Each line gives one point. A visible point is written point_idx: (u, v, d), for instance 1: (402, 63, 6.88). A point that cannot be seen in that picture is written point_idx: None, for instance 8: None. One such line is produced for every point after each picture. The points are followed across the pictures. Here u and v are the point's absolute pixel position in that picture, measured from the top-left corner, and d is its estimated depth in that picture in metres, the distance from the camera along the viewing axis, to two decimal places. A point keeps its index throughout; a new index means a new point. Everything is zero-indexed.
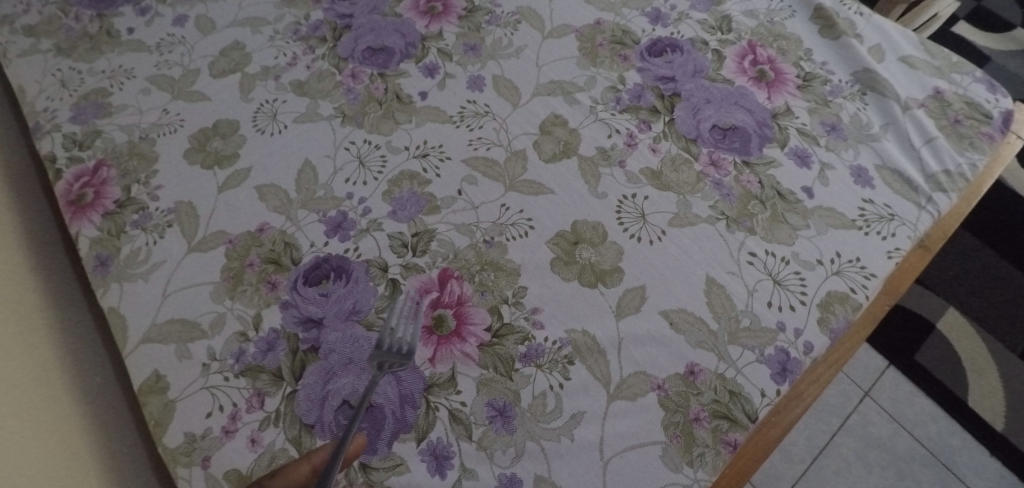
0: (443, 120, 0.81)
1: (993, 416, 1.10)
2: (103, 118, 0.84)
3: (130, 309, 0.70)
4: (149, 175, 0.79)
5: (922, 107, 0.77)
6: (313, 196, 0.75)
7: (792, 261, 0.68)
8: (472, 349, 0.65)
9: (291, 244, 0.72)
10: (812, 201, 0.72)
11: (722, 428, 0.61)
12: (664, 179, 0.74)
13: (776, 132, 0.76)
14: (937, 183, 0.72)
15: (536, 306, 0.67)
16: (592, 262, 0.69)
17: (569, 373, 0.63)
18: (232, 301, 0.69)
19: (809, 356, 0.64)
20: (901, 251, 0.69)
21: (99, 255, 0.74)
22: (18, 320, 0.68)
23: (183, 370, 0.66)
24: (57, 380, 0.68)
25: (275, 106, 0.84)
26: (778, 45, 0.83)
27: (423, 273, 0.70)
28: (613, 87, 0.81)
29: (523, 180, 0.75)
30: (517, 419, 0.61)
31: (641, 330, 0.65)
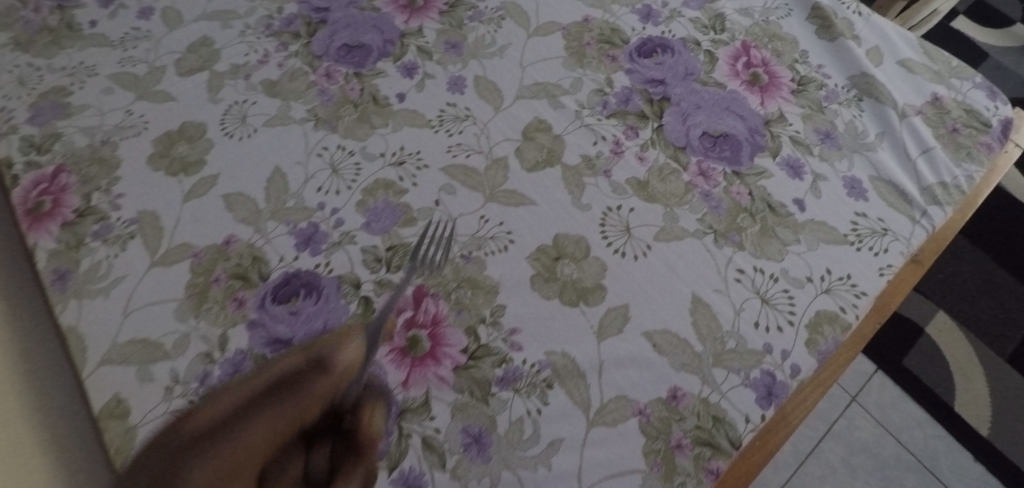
0: (421, 124, 0.77)
1: (979, 421, 1.09)
2: (63, 119, 0.80)
3: (90, 328, 0.67)
4: (111, 182, 0.75)
5: (920, 114, 0.74)
6: (283, 207, 0.72)
7: (781, 278, 0.65)
8: (447, 371, 0.62)
9: (259, 258, 0.69)
10: (803, 215, 0.69)
11: (704, 456, 0.59)
12: (651, 190, 0.71)
13: (768, 140, 0.73)
14: (933, 196, 0.70)
15: (515, 326, 0.64)
16: (574, 279, 0.66)
17: (548, 398, 0.61)
18: (197, 320, 0.66)
19: (796, 379, 0.62)
20: (894, 267, 0.66)
21: (58, 268, 0.71)
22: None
23: (145, 393, 0.63)
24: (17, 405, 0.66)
25: (244, 107, 0.79)
26: (773, 47, 0.80)
27: (397, 290, 0.66)
28: (600, 90, 0.78)
29: (503, 190, 0.72)
30: (492, 446, 0.59)
31: (623, 352, 0.63)
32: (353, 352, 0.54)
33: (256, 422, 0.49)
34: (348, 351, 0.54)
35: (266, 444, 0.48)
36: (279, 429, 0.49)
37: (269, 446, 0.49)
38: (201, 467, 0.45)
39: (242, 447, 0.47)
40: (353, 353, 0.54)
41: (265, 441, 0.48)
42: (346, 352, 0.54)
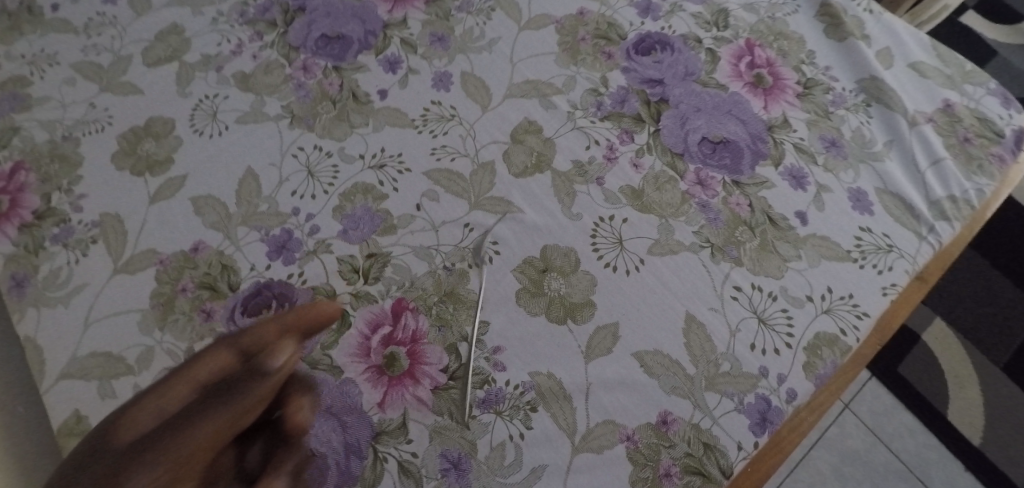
0: (404, 123, 0.72)
1: (971, 430, 1.08)
2: (22, 112, 0.75)
3: (50, 340, 0.63)
4: (72, 181, 0.71)
5: (931, 122, 0.70)
6: (256, 211, 0.68)
7: (780, 297, 0.62)
8: (426, 392, 0.59)
9: (229, 266, 0.65)
10: (805, 229, 0.66)
11: (694, 484, 0.56)
12: (645, 199, 0.67)
13: (770, 147, 0.69)
14: (941, 211, 0.66)
15: (498, 344, 0.61)
16: (563, 295, 0.63)
17: (532, 422, 0.58)
18: (162, 332, 0.62)
19: (792, 404, 0.59)
20: (898, 287, 0.63)
21: (15, 274, 0.66)
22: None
23: (106, 410, 0.59)
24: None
25: (216, 102, 0.75)
26: (779, 46, 0.75)
27: (375, 304, 0.63)
28: (594, 89, 0.74)
29: (489, 197, 0.68)
30: (472, 472, 0.56)
31: (612, 374, 0.59)
32: (287, 357, 0.42)
33: (181, 440, 0.37)
34: (279, 355, 0.42)
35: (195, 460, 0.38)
36: (210, 444, 0.39)
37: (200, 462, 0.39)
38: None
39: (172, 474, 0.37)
40: (287, 355, 0.42)
41: (196, 460, 0.38)
42: (278, 354, 0.42)
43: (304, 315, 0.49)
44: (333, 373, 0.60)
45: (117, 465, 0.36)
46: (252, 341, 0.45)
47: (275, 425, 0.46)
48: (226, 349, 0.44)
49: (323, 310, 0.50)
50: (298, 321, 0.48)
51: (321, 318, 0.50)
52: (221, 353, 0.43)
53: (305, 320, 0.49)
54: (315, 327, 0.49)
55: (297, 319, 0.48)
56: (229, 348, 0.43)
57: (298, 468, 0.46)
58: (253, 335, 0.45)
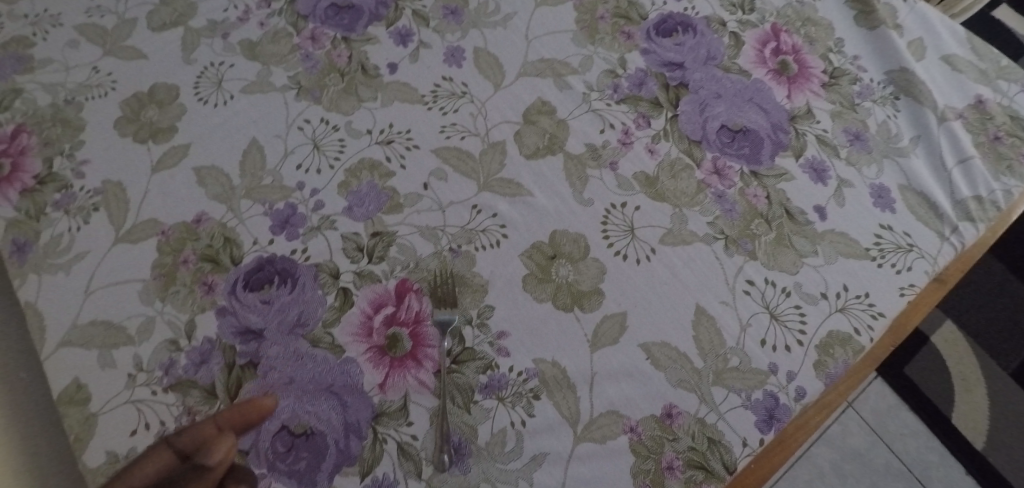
0: (413, 99, 0.70)
1: (975, 434, 1.06)
2: (25, 74, 0.74)
3: (49, 306, 0.62)
4: (74, 146, 0.69)
5: (960, 118, 0.68)
6: (259, 184, 0.66)
7: (793, 293, 0.61)
8: (428, 376, 0.58)
9: (232, 239, 0.64)
10: (823, 224, 0.64)
11: (696, 479, 0.55)
12: (659, 187, 0.65)
13: (792, 138, 0.67)
14: (965, 211, 0.64)
15: (503, 329, 0.59)
16: (570, 282, 0.61)
17: (534, 410, 0.57)
18: (163, 303, 0.61)
19: (800, 403, 0.57)
20: (916, 287, 0.61)
21: (15, 238, 0.65)
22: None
23: (106, 380, 0.59)
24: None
25: (221, 70, 0.73)
26: (806, 32, 0.73)
27: (379, 283, 0.62)
28: (611, 71, 0.71)
29: (499, 178, 0.66)
30: (471, 457, 0.55)
31: (617, 364, 0.58)
32: (226, 451, 0.41)
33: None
34: (218, 449, 0.41)
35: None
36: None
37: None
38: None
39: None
40: (226, 448, 0.41)
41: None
42: (215, 450, 0.41)
43: (236, 415, 0.48)
44: (334, 351, 0.59)
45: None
46: (188, 440, 0.46)
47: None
48: (165, 448, 0.46)
49: (260, 403, 0.49)
50: (233, 419, 0.48)
51: (253, 415, 0.49)
52: (161, 453, 0.46)
53: (240, 416, 0.49)
54: (250, 420, 0.49)
55: (234, 415, 0.48)
56: (167, 447, 0.46)
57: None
58: (190, 433, 0.46)
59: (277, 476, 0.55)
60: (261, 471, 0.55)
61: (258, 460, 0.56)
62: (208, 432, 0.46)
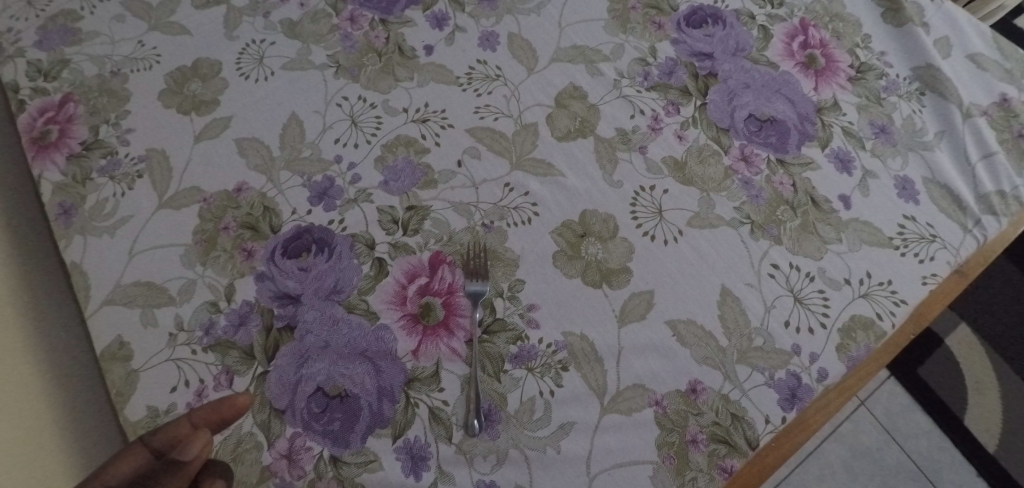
0: (449, 80, 0.72)
1: (987, 436, 1.07)
2: (72, 46, 0.76)
3: (94, 267, 0.64)
4: (120, 115, 0.72)
5: (985, 115, 0.70)
6: (298, 157, 0.68)
7: (817, 278, 0.62)
8: (460, 345, 0.60)
9: (271, 209, 0.66)
10: (848, 213, 0.65)
11: (719, 453, 0.56)
12: (688, 172, 0.67)
13: (818, 129, 0.69)
14: (988, 205, 0.66)
15: (533, 302, 0.61)
16: (599, 259, 0.63)
17: (563, 380, 0.58)
18: (203, 267, 0.64)
19: (822, 384, 0.59)
20: (938, 277, 0.63)
21: (62, 202, 0.68)
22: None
23: (148, 338, 0.61)
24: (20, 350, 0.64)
25: (262, 48, 0.75)
26: (834, 27, 0.74)
27: (413, 255, 0.63)
28: (642, 59, 0.73)
29: (530, 159, 0.68)
30: (501, 424, 0.57)
31: (644, 340, 0.60)
32: (200, 448, 0.42)
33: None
34: (193, 447, 0.42)
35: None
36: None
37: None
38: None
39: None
40: (201, 444, 0.42)
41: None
42: (190, 447, 0.42)
43: (210, 414, 0.47)
44: (369, 318, 0.61)
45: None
46: (163, 440, 0.45)
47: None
48: (140, 447, 0.44)
49: (236, 401, 0.48)
50: (208, 418, 0.47)
51: (230, 413, 0.47)
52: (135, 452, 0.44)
53: (215, 414, 0.47)
54: (226, 419, 0.48)
55: (210, 413, 0.47)
56: (142, 447, 0.44)
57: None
58: (166, 430, 0.46)
59: (312, 436, 0.57)
60: (297, 430, 0.57)
61: (294, 420, 0.58)
62: (185, 430, 0.46)
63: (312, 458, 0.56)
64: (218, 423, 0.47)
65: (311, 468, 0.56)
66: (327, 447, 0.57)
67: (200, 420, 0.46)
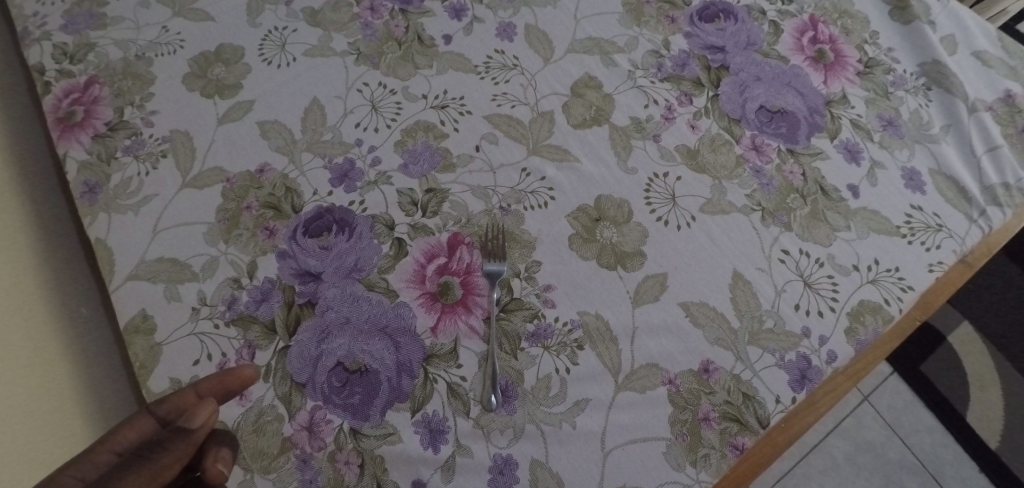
0: (467, 69, 0.74)
1: (988, 433, 1.09)
2: (98, 30, 0.77)
3: (118, 243, 0.66)
4: (144, 98, 0.73)
5: (990, 110, 0.72)
6: (319, 139, 0.70)
7: (826, 263, 0.64)
8: (477, 322, 0.61)
9: (292, 189, 0.67)
10: (856, 201, 0.67)
11: (730, 431, 0.58)
12: (700, 160, 0.68)
13: (827, 121, 0.70)
14: (994, 196, 0.68)
15: (549, 283, 0.63)
16: (614, 243, 0.65)
17: (578, 358, 0.60)
18: (226, 244, 0.65)
19: (831, 366, 0.60)
20: (944, 264, 0.64)
21: (87, 180, 0.69)
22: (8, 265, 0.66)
23: (171, 312, 0.63)
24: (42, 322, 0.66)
25: (284, 35, 0.76)
26: (843, 24, 0.76)
27: (432, 236, 0.65)
28: (656, 51, 0.74)
29: (547, 145, 0.69)
30: (517, 400, 0.58)
31: (657, 320, 0.61)
32: (208, 413, 0.41)
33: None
34: (200, 412, 0.41)
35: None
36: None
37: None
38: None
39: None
40: (207, 413, 0.41)
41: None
42: (197, 413, 0.41)
43: (215, 385, 0.47)
44: (388, 296, 0.62)
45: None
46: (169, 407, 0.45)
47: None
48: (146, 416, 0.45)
49: (240, 372, 0.47)
50: (213, 389, 0.47)
51: (233, 385, 0.47)
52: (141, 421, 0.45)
53: (220, 386, 0.47)
54: (230, 391, 0.48)
55: (213, 383, 0.47)
56: (148, 415, 0.44)
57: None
58: (171, 399, 0.45)
59: (332, 409, 0.58)
60: (317, 403, 0.58)
61: (314, 393, 0.59)
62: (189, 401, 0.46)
63: (332, 430, 0.58)
64: (221, 395, 0.47)
65: (331, 440, 0.57)
66: (347, 420, 0.58)
67: (204, 390, 0.46)
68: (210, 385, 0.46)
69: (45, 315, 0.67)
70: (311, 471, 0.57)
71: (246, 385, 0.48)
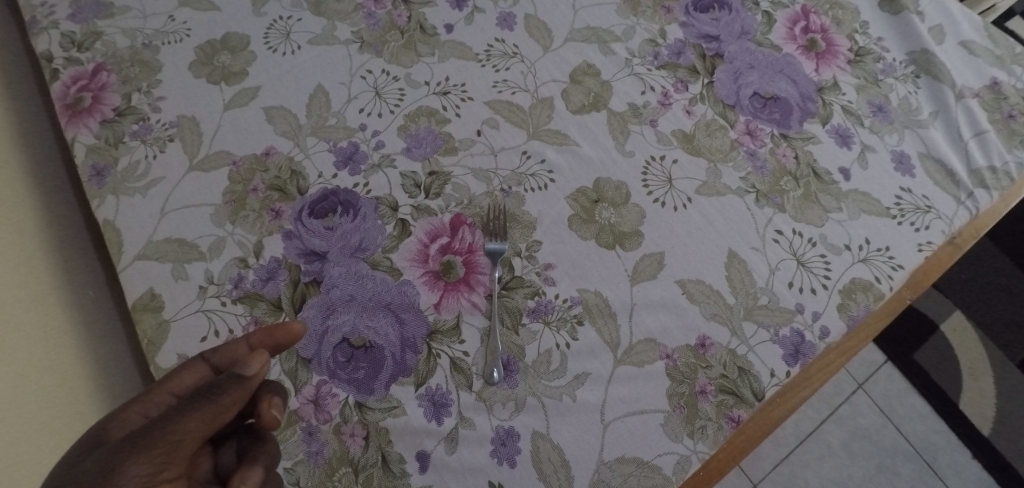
0: (468, 57, 0.75)
1: (982, 421, 1.12)
2: (105, 19, 0.78)
3: (127, 224, 0.67)
4: (152, 84, 0.74)
5: (977, 97, 0.74)
6: (324, 124, 0.71)
7: (819, 243, 0.65)
8: (479, 299, 0.63)
9: (298, 172, 0.69)
10: (848, 184, 0.69)
11: (727, 403, 0.59)
12: (696, 143, 0.70)
13: (819, 107, 0.72)
14: (981, 179, 0.70)
15: (549, 262, 0.64)
16: (612, 223, 0.66)
17: (578, 334, 0.61)
18: (233, 225, 0.66)
19: (824, 341, 0.62)
20: (933, 244, 0.66)
21: (95, 164, 0.70)
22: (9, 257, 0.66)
23: (179, 291, 0.64)
24: (50, 305, 0.67)
25: (289, 24, 0.77)
26: (834, 14, 0.78)
27: (435, 217, 0.66)
28: (652, 40, 0.76)
29: (547, 129, 0.71)
30: (519, 374, 0.60)
31: (655, 297, 0.63)
32: (260, 365, 0.47)
33: (167, 441, 0.44)
34: (252, 363, 0.47)
35: (179, 456, 0.45)
36: (189, 440, 0.45)
37: (183, 456, 0.45)
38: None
39: (157, 465, 0.44)
40: (260, 364, 0.47)
41: (176, 458, 0.44)
42: (251, 363, 0.47)
43: (266, 338, 0.52)
44: (393, 274, 0.64)
45: (114, 456, 0.43)
46: (223, 357, 0.51)
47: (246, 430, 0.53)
48: (201, 362, 0.51)
49: (288, 328, 0.52)
50: (263, 340, 0.52)
51: (282, 339, 0.52)
52: (197, 367, 0.51)
53: (269, 339, 0.52)
54: (278, 344, 0.52)
55: (265, 337, 0.52)
56: (202, 362, 0.50)
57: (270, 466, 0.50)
58: (224, 351, 0.51)
59: (338, 383, 0.60)
60: (323, 378, 0.60)
61: (319, 368, 0.60)
62: (242, 351, 0.52)
63: (338, 403, 0.59)
64: (271, 347, 0.52)
65: (337, 413, 0.59)
66: (352, 394, 0.60)
67: (256, 342, 0.52)
68: (263, 336, 0.52)
69: (54, 299, 0.67)
70: (317, 443, 0.58)
71: (295, 339, 0.53)
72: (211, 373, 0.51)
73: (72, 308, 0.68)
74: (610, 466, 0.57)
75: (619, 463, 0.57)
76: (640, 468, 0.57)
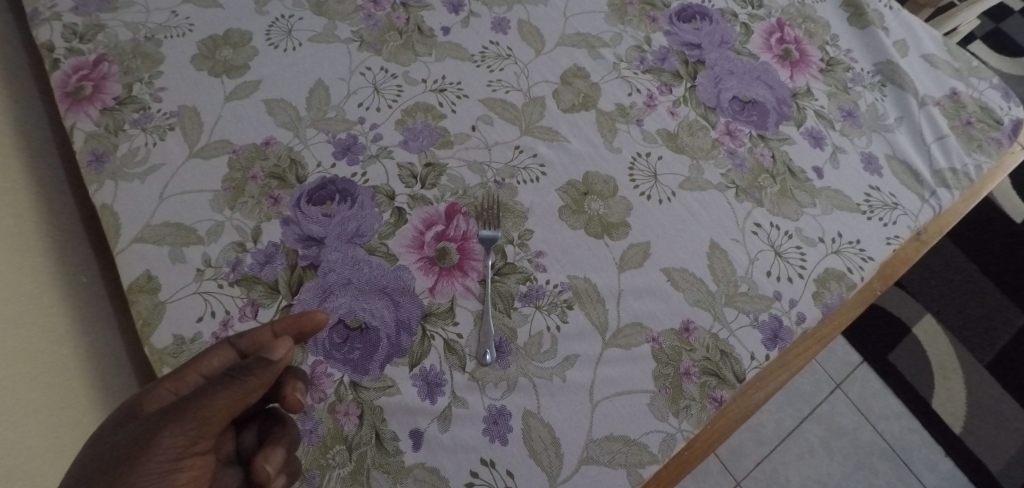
0: (464, 58, 0.78)
1: (954, 420, 1.23)
2: (108, 13, 0.79)
3: (125, 208, 0.68)
4: (153, 75, 0.75)
5: (937, 105, 0.79)
6: (324, 116, 0.73)
7: (795, 236, 0.69)
8: (473, 283, 0.65)
9: (297, 161, 0.71)
10: (821, 182, 0.73)
11: (710, 384, 0.63)
12: (679, 142, 0.74)
13: (794, 111, 0.77)
14: (943, 179, 0.75)
15: (540, 250, 0.67)
16: (600, 214, 0.69)
17: (567, 317, 0.64)
18: (232, 211, 0.68)
19: (801, 326, 0.66)
20: (900, 238, 0.71)
21: (94, 150, 0.71)
22: (14, 244, 0.66)
23: (176, 273, 0.65)
24: (51, 301, 0.67)
25: (290, 22, 0.80)
26: (806, 27, 0.83)
27: (431, 206, 0.69)
28: (638, 46, 0.80)
29: (539, 126, 0.74)
30: (511, 355, 0.62)
31: (641, 284, 0.66)
32: (286, 350, 0.48)
33: (199, 417, 0.46)
34: (279, 348, 0.48)
35: (210, 431, 0.47)
36: (220, 416, 0.46)
37: (213, 431, 0.47)
38: (155, 457, 0.45)
39: (190, 438, 0.46)
40: (285, 350, 0.48)
41: (208, 432, 0.46)
42: (277, 348, 0.48)
43: (291, 325, 0.53)
44: (388, 260, 0.66)
45: (149, 427, 0.46)
46: (249, 342, 0.52)
47: (267, 413, 0.55)
48: (227, 346, 0.52)
49: (315, 316, 0.53)
50: (288, 328, 0.53)
51: (307, 328, 0.53)
52: (223, 350, 0.52)
53: (294, 327, 0.53)
54: (305, 332, 0.53)
55: (290, 325, 0.53)
56: (230, 347, 0.52)
57: (290, 448, 0.52)
58: (251, 336, 0.52)
59: (333, 363, 0.61)
60: (318, 358, 0.61)
61: (316, 349, 0.62)
62: (267, 338, 0.53)
63: (333, 383, 0.61)
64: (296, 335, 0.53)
65: (332, 392, 0.60)
66: (347, 374, 0.61)
67: (280, 330, 0.53)
68: (292, 322, 0.53)
69: (59, 303, 0.68)
70: (311, 421, 0.60)
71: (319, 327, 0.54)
72: (237, 356, 0.52)
73: (81, 315, 0.70)
74: (598, 443, 0.60)
75: (608, 440, 0.60)
76: (628, 446, 0.60)
